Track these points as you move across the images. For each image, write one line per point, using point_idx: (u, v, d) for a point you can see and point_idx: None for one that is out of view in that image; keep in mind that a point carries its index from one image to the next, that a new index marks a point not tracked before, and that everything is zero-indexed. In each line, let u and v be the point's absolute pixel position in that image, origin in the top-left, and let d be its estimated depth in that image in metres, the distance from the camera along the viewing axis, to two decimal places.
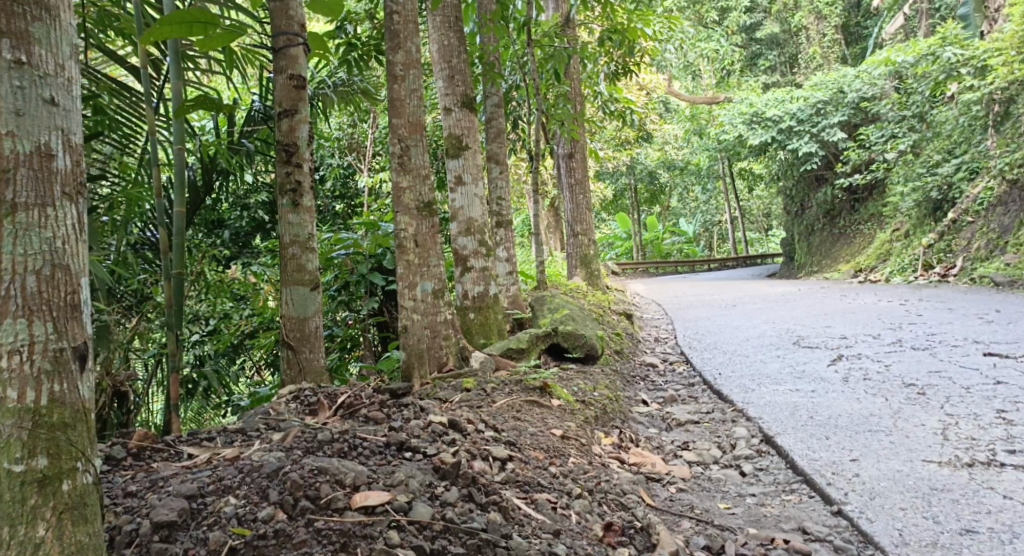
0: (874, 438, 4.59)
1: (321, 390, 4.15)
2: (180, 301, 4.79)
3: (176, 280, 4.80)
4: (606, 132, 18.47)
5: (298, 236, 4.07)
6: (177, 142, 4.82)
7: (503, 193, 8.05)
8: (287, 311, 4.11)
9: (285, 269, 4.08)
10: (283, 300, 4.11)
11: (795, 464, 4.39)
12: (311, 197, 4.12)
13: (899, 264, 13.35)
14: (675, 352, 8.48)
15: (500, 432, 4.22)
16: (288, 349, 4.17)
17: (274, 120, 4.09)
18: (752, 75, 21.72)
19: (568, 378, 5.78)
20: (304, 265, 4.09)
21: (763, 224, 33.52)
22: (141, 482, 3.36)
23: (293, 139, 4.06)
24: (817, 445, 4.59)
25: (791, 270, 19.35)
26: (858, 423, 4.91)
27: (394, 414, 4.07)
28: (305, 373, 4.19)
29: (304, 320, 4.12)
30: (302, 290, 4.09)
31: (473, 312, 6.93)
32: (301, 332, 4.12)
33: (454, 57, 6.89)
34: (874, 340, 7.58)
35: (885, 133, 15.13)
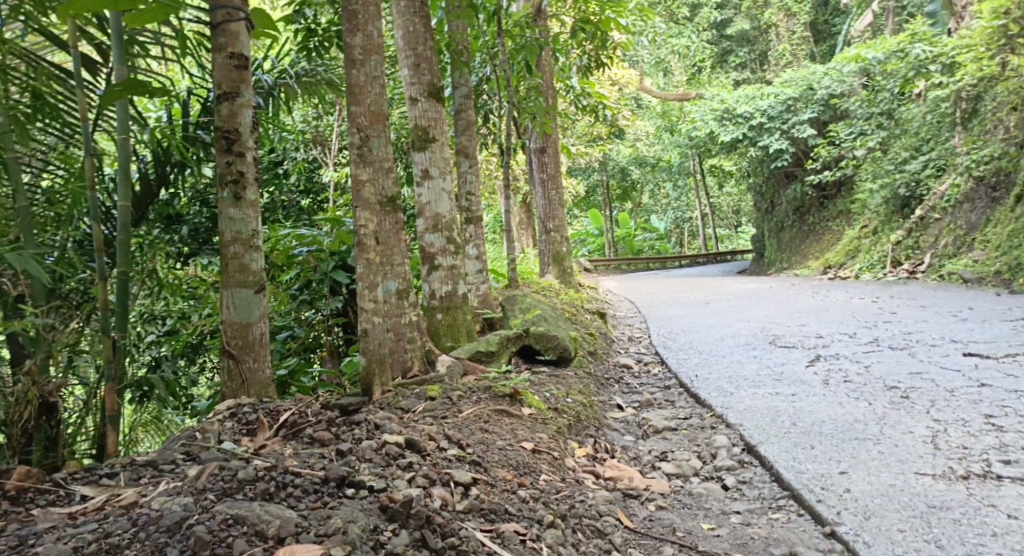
0: (862, 448, 4.39)
1: (262, 407, 3.84)
2: (122, 301, 4.54)
3: (120, 278, 4.55)
4: (577, 128, 18.16)
5: (240, 233, 3.72)
6: (121, 131, 4.61)
7: (473, 188, 7.71)
8: (229, 316, 3.74)
9: (226, 269, 3.72)
10: (224, 304, 3.74)
11: (782, 478, 4.18)
12: (256, 190, 3.77)
13: (867, 261, 13.21)
14: (649, 352, 8.21)
15: (465, 450, 3.92)
16: (229, 359, 3.80)
17: (212, 102, 3.72)
18: (722, 71, 21.41)
19: (539, 382, 5.49)
20: (248, 264, 3.73)
21: (732, 220, 33.47)
22: (12, 538, 2.98)
23: (236, 126, 3.71)
24: (803, 455, 4.37)
25: (760, 266, 19.22)
26: (844, 430, 4.68)
27: (344, 434, 3.82)
28: (248, 385, 3.85)
29: (247, 326, 3.77)
30: (246, 293, 3.75)
31: (441, 312, 6.60)
32: (244, 339, 3.77)
33: (420, 45, 6.57)
34: (851, 339, 7.37)
35: (854, 130, 14.78)
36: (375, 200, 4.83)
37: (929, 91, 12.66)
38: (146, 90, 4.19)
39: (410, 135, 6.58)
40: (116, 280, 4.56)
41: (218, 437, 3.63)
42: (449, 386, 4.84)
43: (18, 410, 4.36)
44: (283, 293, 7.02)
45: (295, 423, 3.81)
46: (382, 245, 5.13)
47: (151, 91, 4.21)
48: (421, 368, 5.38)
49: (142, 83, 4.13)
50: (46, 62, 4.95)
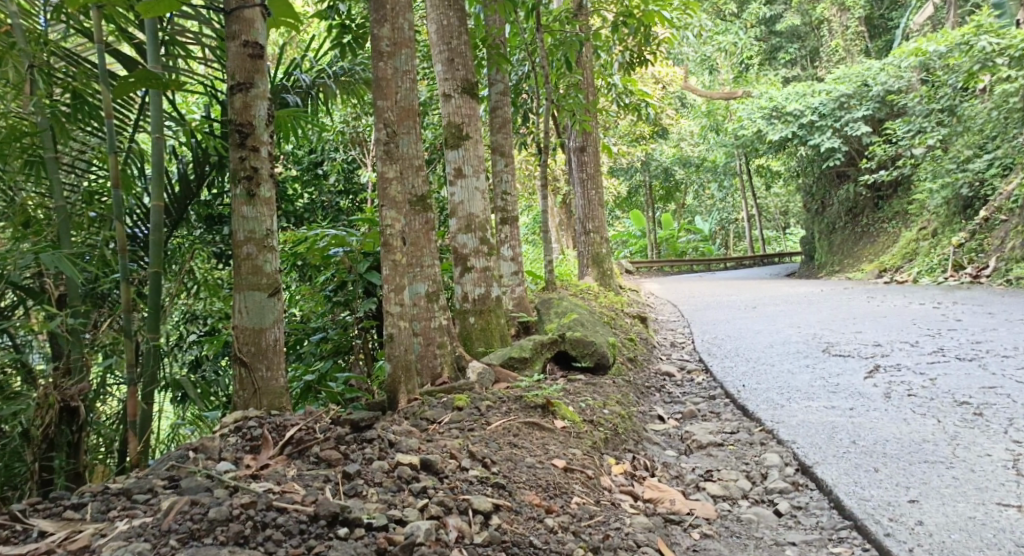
0: (934, 473, 4.06)
1: (268, 421, 3.64)
2: (156, 297, 4.43)
3: (154, 276, 4.45)
4: (621, 127, 17.79)
5: (253, 233, 3.58)
6: (155, 128, 4.46)
7: (509, 188, 7.46)
8: (240, 321, 3.59)
9: (238, 271, 3.57)
10: (236, 308, 3.60)
11: (844, 506, 3.87)
12: (271, 187, 3.62)
13: (926, 264, 12.67)
14: (693, 359, 7.89)
15: (489, 470, 3.70)
16: (240, 366, 3.64)
17: (226, 93, 3.58)
18: (771, 68, 21.02)
19: (575, 392, 5.23)
20: (262, 266, 3.59)
21: (780, 222, 32.74)
22: None
23: (251, 119, 3.55)
24: (865, 480, 4.06)
25: (811, 269, 18.65)
26: (911, 451, 4.35)
27: (352, 453, 3.60)
28: (260, 394, 3.68)
29: (261, 332, 3.63)
30: (260, 296, 3.60)
31: (474, 316, 6.37)
32: (256, 345, 3.62)
33: (454, 38, 6.34)
34: (913, 349, 6.95)
35: (914, 127, 14.15)
36: (401, 197, 4.57)
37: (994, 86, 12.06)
38: (156, 82, 4.06)
39: (443, 133, 6.37)
40: (151, 278, 4.48)
41: (222, 454, 3.47)
42: (478, 395, 4.61)
43: (40, 414, 4.26)
44: (316, 294, 6.85)
45: (301, 439, 3.62)
46: (410, 246, 5.03)
47: (162, 83, 4.07)
48: (451, 374, 5.17)
49: (153, 74, 4.00)
50: (87, 62, 4.85)
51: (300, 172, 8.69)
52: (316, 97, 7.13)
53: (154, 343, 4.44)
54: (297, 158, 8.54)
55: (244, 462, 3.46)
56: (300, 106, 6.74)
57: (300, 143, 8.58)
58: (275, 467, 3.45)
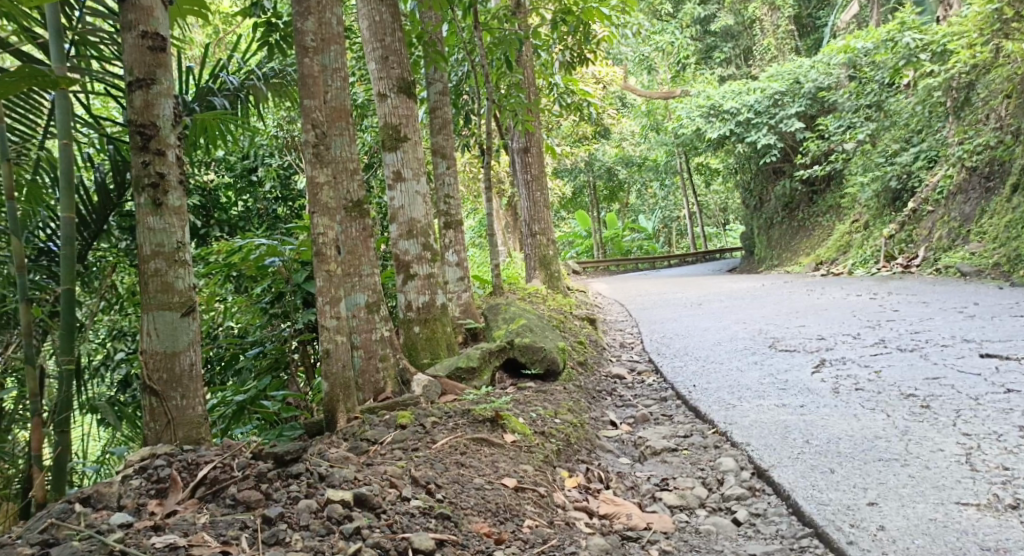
0: (889, 472, 3.92)
1: (179, 459, 3.33)
2: (70, 317, 4.10)
3: (67, 294, 4.10)
4: (563, 128, 17.65)
5: (162, 246, 3.30)
6: (61, 134, 4.09)
7: (451, 191, 7.14)
8: (152, 346, 3.32)
9: (147, 290, 3.30)
10: (145, 331, 3.32)
11: (803, 512, 3.71)
12: (180, 195, 3.36)
13: (860, 256, 12.73)
14: (642, 359, 7.73)
15: (433, 499, 3.44)
16: (152, 397, 3.35)
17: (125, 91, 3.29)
18: (707, 67, 20.81)
19: (524, 402, 5.00)
20: (173, 283, 3.32)
21: (721, 218, 33.09)
22: None
23: (154, 118, 3.28)
24: (822, 482, 3.91)
25: (751, 264, 18.77)
26: (866, 449, 4.22)
27: (275, 492, 3.30)
28: (175, 425, 3.39)
29: (174, 356, 3.36)
30: (172, 317, 3.33)
31: (418, 325, 6.09)
32: (169, 372, 3.35)
33: (388, 35, 6.07)
34: (855, 341, 6.90)
35: (844, 122, 14.21)
36: (334, 204, 4.28)
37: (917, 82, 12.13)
38: (45, 80, 3.68)
39: (380, 135, 6.08)
40: (64, 295, 4.12)
41: (122, 501, 3.16)
42: (422, 411, 4.36)
43: None
44: (250, 305, 6.51)
45: (215, 479, 3.30)
46: (347, 254, 4.81)
47: (52, 81, 3.69)
48: (394, 389, 4.93)
49: (39, 71, 3.62)
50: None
51: (233, 180, 8.27)
52: (245, 99, 6.78)
53: (70, 366, 4.11)
54: (228, 165, 8.16)
55: (147, 509, 3.15)
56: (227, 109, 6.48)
57: (229, 151, 8.21)
58: (183, 513, 3.14)
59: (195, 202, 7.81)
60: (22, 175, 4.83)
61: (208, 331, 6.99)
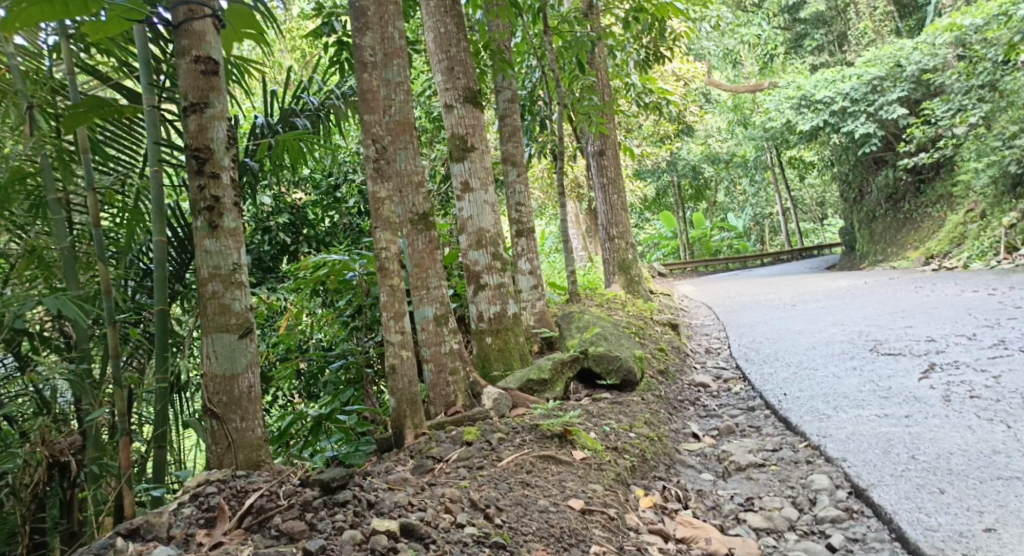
0: (1009, 493, 3.69)
1: (229, 486, 3.34)
2: (163, 337, 4.25)
3: (160, 315, 4.24)
4: (644, 126, 17.31)
5: (218, 268, 3.38)
6: (151, 162, 4.21)
7: (522, 199, 7.07)
8: (211, 367, 3.39)
9: (206, 312, 3.38)
10: (205, 353, 3.39)
11: (909, 538, 3.52)
12: (236, 216, 3.43)
13: (977, 248, 12.10)
14: (730, 366, 7.47)
15: (492, 524, 3.40)
16: (213, 419, 3.41)
17: (181, 116, 3.39)
18: (798, 57, 19.91)
19: (598, 416, 4.88)
20: (230, 305, 3.39)
21: (818, 213, 31.94)
22: None
23: (207, 141, 3.36)
24: (932, 504, 3.70)
25: (851, 260, 18.00)
26: (981, 466, 3.97)
27: (320, 523, 3.24)
28: (236, 447, 3.43)
29: (233, 379, 3.41)
30: (230, 338, 3.39)
31: (491, 336, 6.03)
32: (229, 395, 3.40)
33: (453, 45, 6.05)
34: (971, 343, 6.46)
35: (953, 106, 13.40)
36: (396, 218, 4.24)
37: None
38: (108, 109, 3.80)
39: (448, 145, 6.07)
40: (157, 315, 4.26)
41: (171, 531, 3.16)
42: (489, 426, 4.39)
43: (28, 471, 4.08)
44: (334, 320, 6.60)
45: (261, 507, 3.27)
46: (414, 268, 4.83)
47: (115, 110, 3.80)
48: (466, 402, 4.91)
49: (102, 101, 3.75)
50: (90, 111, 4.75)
51: (319, 197, 8.38)
52: (325, 119, 7.14)
53: (164, 384, 4.27)
54: (314, 181, 8.29)
55: (195, 540, 3.16)
56: (308, 129, 6.82)
57: (313, 168, 8.36)
58: (227, 545, 3.13)
59: (284, 220, 8.00)
60: (121, 202, 5.07)
61: (296, 346, 7.12)
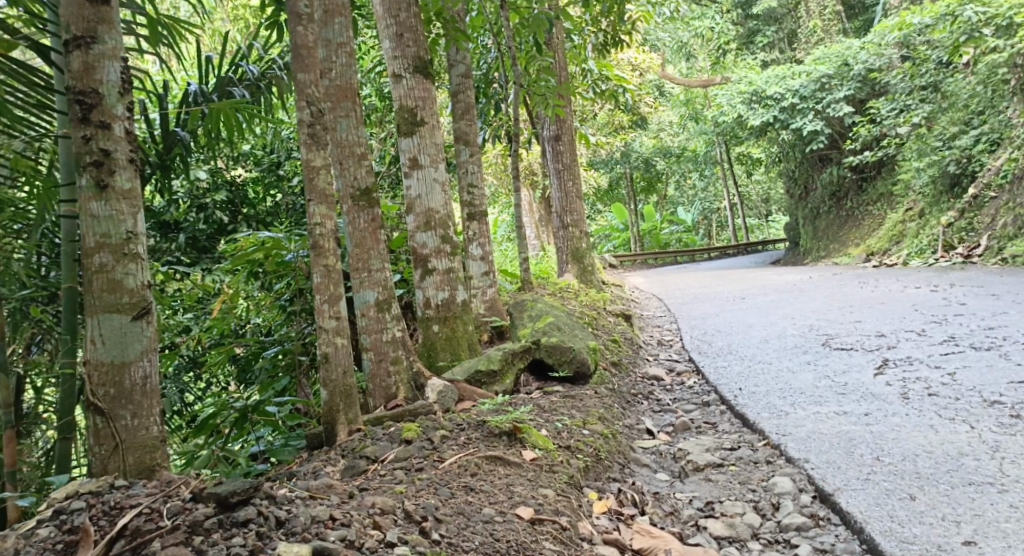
0: (985, 501, 3.45)
1: (101, 502, 2.99)
2: (72, 318, 3.79)
3: (68, 294, 3.77)
4: (597, 115, 16.92)
5: (108, 237, 3.07)
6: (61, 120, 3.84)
7: (474, 180, 6.69)
8: (97, 355, 3.06)
9: (93, 289, 3.06)
10: (90, 338, 3.06)
11: (882, 551, 3.26)
12: (129, 175, 3.14)
13: (916, 245, 11.96)
14: (682, 358, 7.20)
15: (431, 543, 3.02)
16: (98, 416, 3.07)
17: (63, 52, 3.08)
18: (750, 52, 19.43)
19: (549, 412, 4.54)
20: (121, 282, 3.09)
21: (762, 210, 32.10)
22: None
23: (95, 84, 3.07)
24: (904, 512, 3.45)
25: (796, 256, 17.97)
26: (949, 469, 3.72)
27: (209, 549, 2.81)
28: (124, 447, 3.11)
29: (123, 368, 3.10)
30: (121, 321, 3.10)
31: (437, 324, 5.65)
32: (118, 387, 3.09)
33: (403, 10, 5.62)
34: (922, 339, 6.28)
35: (897, 105, 13.29)
36: (333, 191, 3.83)
37: (980, 59, 11.25)
38: None
39: (396, 119, 5.65)
40: (66, 294, 3.79)
41: None
42: (432, 422, 4.03)
43: None
44: (272, 303, 6.14)
45: (136, 530, 2.87)
46: (355, 248, 4.49)
47: None
48: (408, 395, 4.55)
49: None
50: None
51: (260, 174, 7.89)
52: (267, 90, 6.69)
53: (71, 370, 3.79)
54: (253, 157, 7.74)
55: None
56: (246, 100, 6.38)
57: (256, 145, 7.83)
58: None
59: (222, 198, 7.50)
60: (30, 168, 4.60)
61: (232, 330, 6.66)
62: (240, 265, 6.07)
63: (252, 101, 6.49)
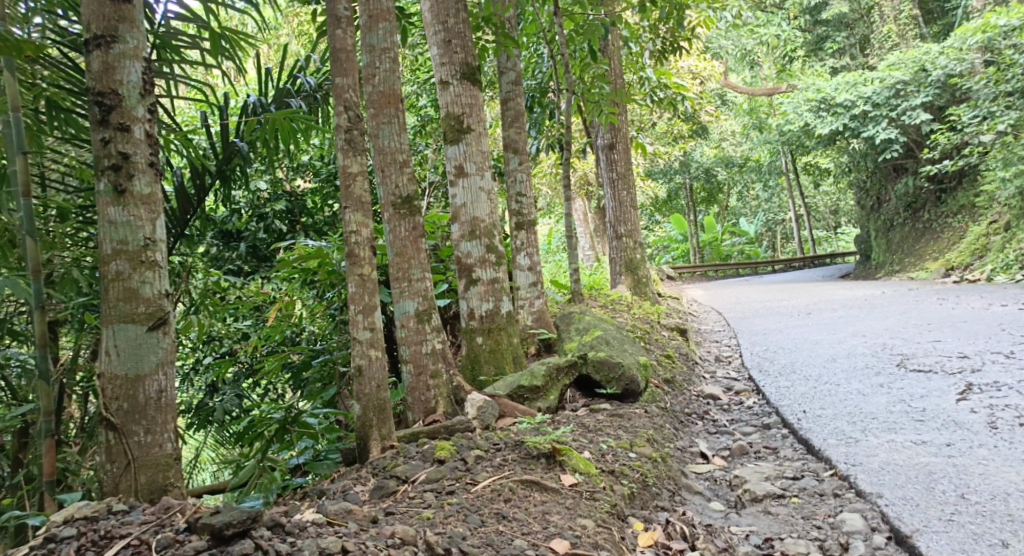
0: None
1: (94, 530, 2.96)
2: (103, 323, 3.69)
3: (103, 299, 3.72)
4: (658, 124, 16.61)
5: (125, 243, 3.11)
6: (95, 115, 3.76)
7: (525, 189, 6.52)
8: (112, 368, 3.09)
9: (110, 298, 3.10)
10: (105, 350, 3.09)
11: None
12: (148, 180, 3.17)
13: (1001, 260, 11.58)
14: (742, 377, 6.91)
15: None
16: (111, 432, 3.10)
17: (85, 52, 3.14)
18: (818, 60, 18.87)
19: (594, 433, 4.35)
20: (138, 290, 3.12)
21: (831, 221, 31.22)
22: None
23: (115, 85, 3.12)
24: None
25: (868, 269, 17.32)
26: None
27: None
28: (136, 464, 3.12)
29: (139, 381, 3.12)
30: (137, 331, 3.12)
31: (482, 336, 5.50)
32: (132, 401, 3.10)
33: (451, 16, 5.51)
34: (1009, 362, 5.87)
35: (978, 112, 12.39)
36: (369, 198, 3.79)
37: None
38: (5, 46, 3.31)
39: (441, 126, 5.54)
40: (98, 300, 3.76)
41: None
42: (467, 441, 3.90)
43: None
44: (323, 312, 6.08)
45: None
46: (396, 257, 4.41)
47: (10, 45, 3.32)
48: (448, 409, 4.42)
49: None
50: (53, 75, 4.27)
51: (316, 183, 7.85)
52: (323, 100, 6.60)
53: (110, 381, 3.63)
54: (314, 169, 7.65)
55: None
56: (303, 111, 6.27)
57: (314, 155, 7.80)
58: None
59: (281, 207, 7.43)
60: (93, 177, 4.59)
61: (287, 337, 6.63)
62: (292, 274, 6.03)
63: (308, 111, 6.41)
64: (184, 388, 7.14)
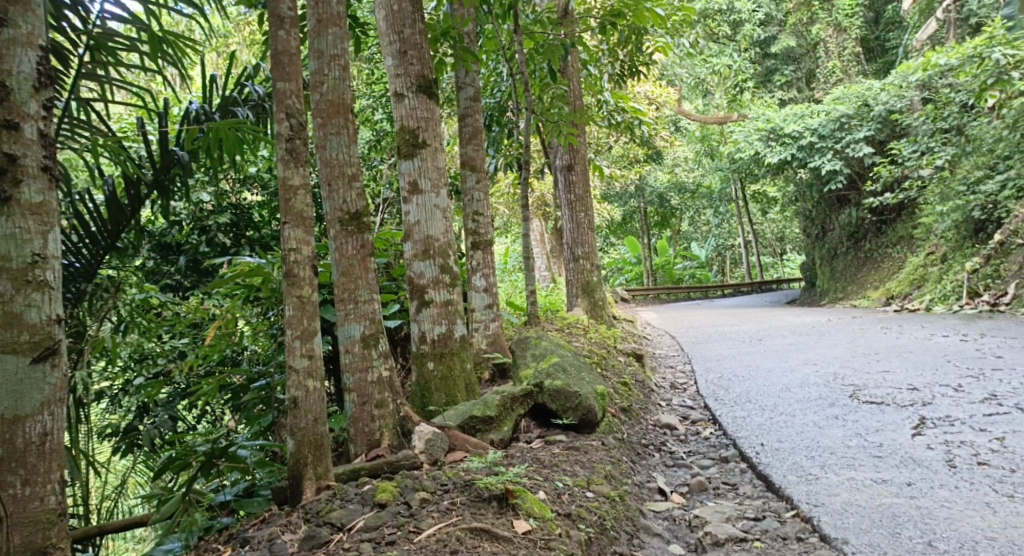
0: None
1: None
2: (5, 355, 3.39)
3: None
4: (613, 148, 16.50)
5: (9, 260, 2.91)
6: None
7: (481, 208, 6.26)
8: None
9: None
10: None
11: None
12: (40, 186, 2.98)
13: (940, 290, 11.28)
14: (697, 405, 6.71)
15: None
16: None
17: None
18: (767, 91, 18.98)
19: (548, 469, 4.09)
20: (20, 315, 2.92)
21: (777, 248, 31.61)
22: None
23: (2, 75, 2.92)
24: None
25: (812, 296, 17.43)
26: None
27: None
28: (11, 519, 2.89)
29: (18, 423, 2.91)
30: (18, 364, 2.92)
31: (432, 361, 5.20)
32: (9, 446, 2.89)
33: (407, 26, 5.25)
34: (959, 396, 5.75)
35: (919, 147, 12.55)
36: (311, 213, 3.56)
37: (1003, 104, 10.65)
38: None
39: (395, 140, 5.26)
40: None
41: None
42: (412, 481, 3.65)
43: None
44: (266, 332, 5.73)
45: None
46: (341, 277, 4.11)
47: None
48: (393, 442, 4.12)
49: None
50: None
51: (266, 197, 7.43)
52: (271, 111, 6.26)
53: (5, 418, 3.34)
54: (262, 182, 7.25)
55: None
56: (250, 122, 5.94)
57: (262, 167, 7.43)
58: None
59: (226, 220, 7.01)
60: None
61: (225, 357, 6.25)
62: (234, 290, 5.66)
63: (256, 122, 6.08)
64: (112, 410, 6.62)
